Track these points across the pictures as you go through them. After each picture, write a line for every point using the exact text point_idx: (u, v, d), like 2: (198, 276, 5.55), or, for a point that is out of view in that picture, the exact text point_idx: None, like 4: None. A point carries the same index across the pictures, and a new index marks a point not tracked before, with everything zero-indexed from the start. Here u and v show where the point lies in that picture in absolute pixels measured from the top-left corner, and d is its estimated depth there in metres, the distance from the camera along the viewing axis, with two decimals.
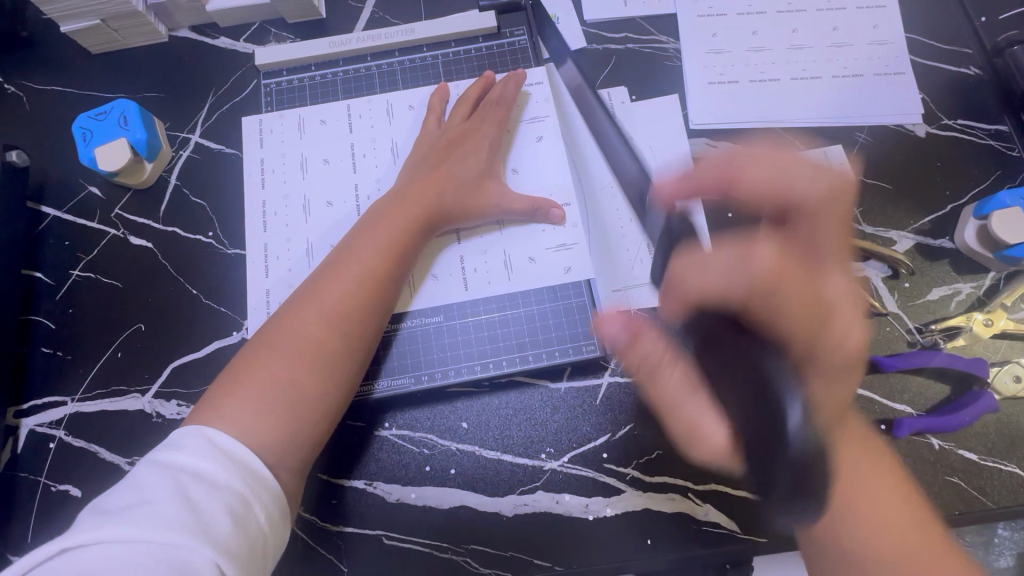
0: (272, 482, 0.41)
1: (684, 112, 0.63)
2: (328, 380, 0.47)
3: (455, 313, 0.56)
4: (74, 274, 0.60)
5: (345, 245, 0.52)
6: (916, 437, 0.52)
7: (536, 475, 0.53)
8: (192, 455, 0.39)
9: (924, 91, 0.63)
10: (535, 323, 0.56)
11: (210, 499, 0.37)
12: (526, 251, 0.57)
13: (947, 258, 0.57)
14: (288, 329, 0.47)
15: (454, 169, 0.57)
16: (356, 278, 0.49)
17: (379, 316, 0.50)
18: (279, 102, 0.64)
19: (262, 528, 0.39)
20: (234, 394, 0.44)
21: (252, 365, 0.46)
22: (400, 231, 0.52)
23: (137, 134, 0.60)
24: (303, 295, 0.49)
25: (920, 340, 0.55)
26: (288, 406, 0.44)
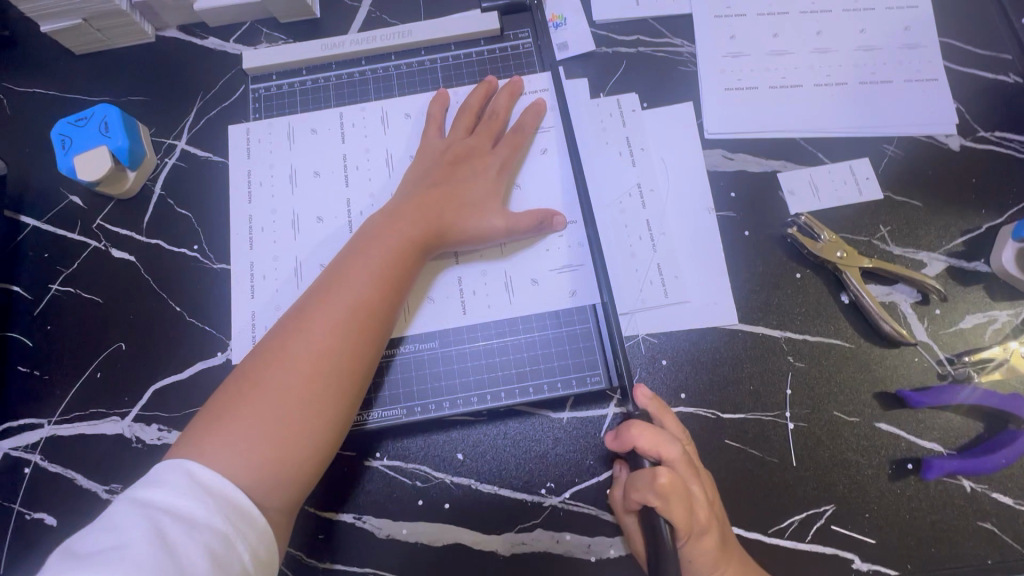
0: (259, 518, 0.39)
1: (699, 121, 0.59)
2: (317, 417, 0.43)
3: (453, 338, 0.53)
4: (53, 288, 0.58)
5: (337, 267, 0.49)
6: (946, 478, 0.48)
7: (535, 512, 0.50)
8: (171, 492, 0.37)
9: (959, 100, 0.58)
10: (539, 350, 0.52)
11: (189, 540, 0.35)
12: (529, 272, 0.54)
13: (982, 283, 0.53)
14: (275, 362, 0.44)
15: (456, 185, 0.53)
16: (347, 305, 0.46)
17: (376, 345, 0.47)
18: (269, 108, 0.61)
19: (245, 568, 0.37)
20: (219, 432, 0.41)
21: (236, 400, 0.42)
22: (395, 253, 0.49)
23: (118, 142, 0.57)
24: (290, 324, 0.46)
25: (951, 373, 0.50)
26: (277, 444, 0.41)
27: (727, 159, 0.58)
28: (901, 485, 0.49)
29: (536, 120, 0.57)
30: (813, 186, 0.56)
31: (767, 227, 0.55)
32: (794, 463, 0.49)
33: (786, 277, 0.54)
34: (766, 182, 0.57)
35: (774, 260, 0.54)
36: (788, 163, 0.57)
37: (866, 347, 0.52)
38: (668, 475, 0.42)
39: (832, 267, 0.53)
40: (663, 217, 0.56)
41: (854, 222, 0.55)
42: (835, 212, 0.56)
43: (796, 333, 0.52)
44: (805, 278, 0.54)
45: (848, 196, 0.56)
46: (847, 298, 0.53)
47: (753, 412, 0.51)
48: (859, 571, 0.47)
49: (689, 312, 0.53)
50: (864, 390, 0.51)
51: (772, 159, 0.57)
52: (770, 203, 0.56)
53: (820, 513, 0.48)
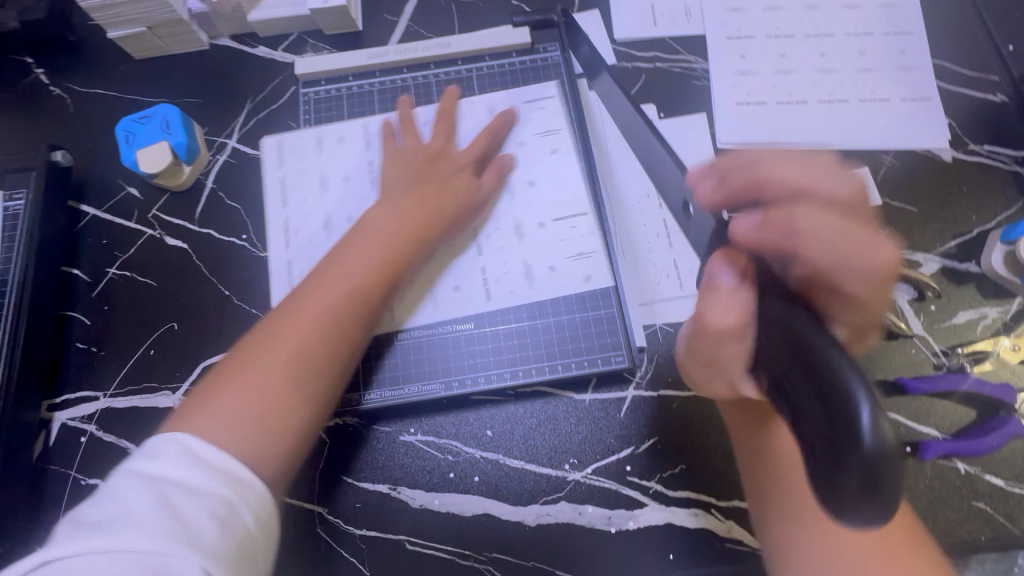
0: (260, 488, 0.41)
1: (712, 130, 0.64)
2: (303, 396, 0.46)
3: (479, 321, 0.57)
4: (110, 272, 0.62)
5: (329, 260, 0.52)
6: (941, 460, 0.52)
7: (559, 485, 0.53)
8: (167, 464, 0.39)
9: (951, 117, 0.63)
10: (564, 330, 0.57)
11: (193, 506, 0.37)
12: (548, 261, 0.58)
13: (973, 282, 0.58)
14: (264, 344, 0.47)
15: (442, 182, 0.57)
16: (336, 295, 0.49)
17: (361, 333, 0.51)
18: (317, 111, 0.66)
19: (248, 529, 0.39)
20: (219, 396, 0.44)
21: (235, 368, 0.46)
22: (394, 239, 0.53)
23: (178, 138, 0.62)
24: (281, 311, 0.49)
25: (946, 363, 0.55)
26: (275, 407, 0.45)
27: None
28: None
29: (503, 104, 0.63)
30: None
31: None
32: None
33: None
34: None
35: None
36: None
37: None
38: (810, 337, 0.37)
39: None
40: None
41: None
42: None
43: None
44: None
45: None
46: None
47: None
48: None
49: None
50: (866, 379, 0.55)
51: None
52: None
53: None
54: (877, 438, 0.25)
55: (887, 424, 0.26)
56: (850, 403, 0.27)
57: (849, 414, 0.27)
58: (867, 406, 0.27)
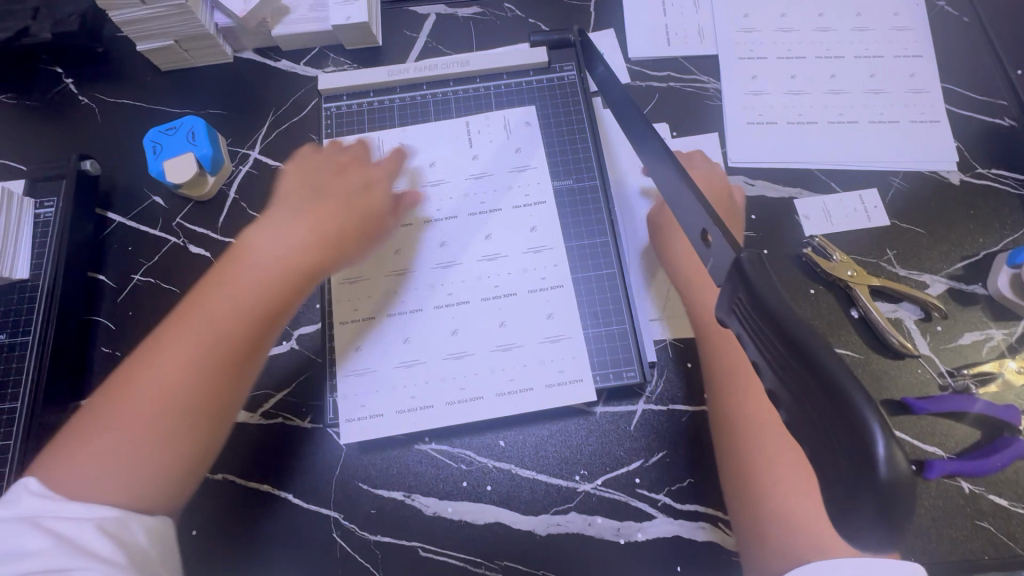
0: (147, 507, 0.43)
1: (723, 149, 0.65)
2: (183, 446, 0.45)
3: (409, 358, 0.58)
4: (135, 278, 0.64)
5: (190, 297, 0.50)
6: (946, 479, 0.53)
7: (569, 496, 0.54)
8: (27, 497, 0.40)
9: (960, 140, 0.65)
10: (499, 369, 0.57)
11: (87, 529, 0.38)
12: (480, 293, 0.59)
13: (979, 303, 0.59)
14: (122, 392, 0.45)
15: (325, 215, 0.55)
16: (190, 340, 0.47)
17: (236, 380, 0.49)
18: (338, 126, 0.67)
19: (138, 541, 0.41)
20: (99, 428, 0.44)
21: (110, 398, 0.45)
22: (267, 279, 0.51)
23: (203, 151, 0.63)
24: (141, 353, 0.47)
25: (952, 384, 0.56)
26: (146, 440, 0.44)
27: (748, 184, 0.64)
28: None
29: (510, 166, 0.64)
30: (826, 211, 0.62)
31: (783, 246, 0.61)
32: None
33: (801, 292, 0.60)
34: (783, 207, 0.63)
35: (790, 276, 0.60)
36: (804, 190, 0.63)
37: (874, 358, 0.57)
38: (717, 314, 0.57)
39: (843, 285, 0.59)
40: None
41: (863, 245, 0.61)
42: (845, 235, 0.62)
43: None
44: (818, 293, 0.59)
45: (858, 222, 0.62)
46: (856, 312, 0.58)
47: None
48: None
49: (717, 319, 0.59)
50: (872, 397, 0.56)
51: (789, 186, 0.64)
52: (787, 225, 0.62)
53: None
54: (895, 470, 0.21)
55: (903, 456, 0.22)
56: (858, 425, 0.22)
57: (865, 444, 0.22)
58: (880, 431, 0.22)
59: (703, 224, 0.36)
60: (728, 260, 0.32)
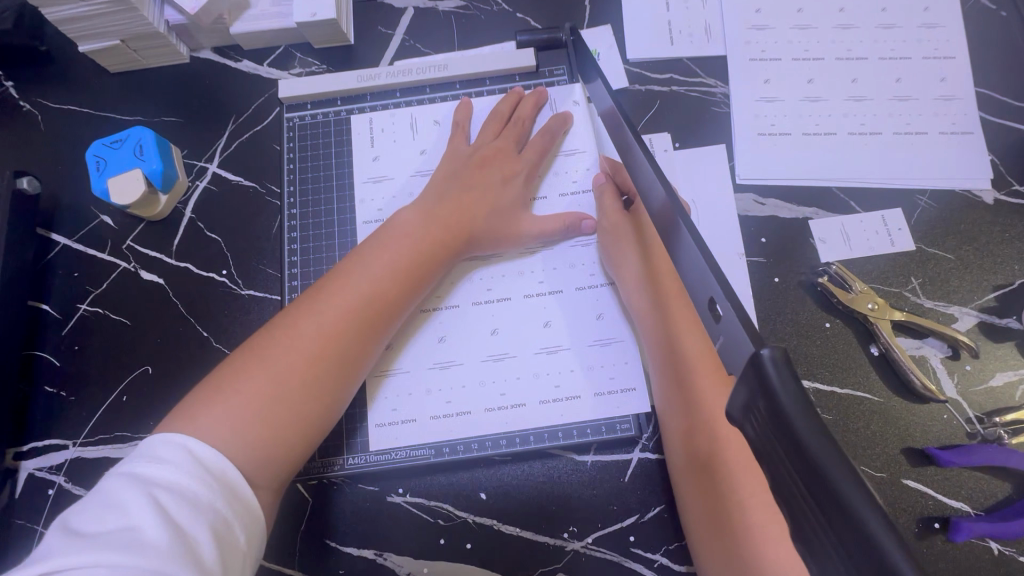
0: (254, 503, 0.39)
1: (731, 164, 0.59)
2: (314, 403, 0.44)
3: (445, 359, 0.52)
4: (82, 308, 0.58)
5: (356, 254, 0.49)
6: (973, 540, 0.48)
7: (556, 555, 0.49)
8: (171, 470, 0.37)
9: (995, 153, 0.58)
10: (540, 374, 0.52)
11: (194, 521, 0.35)
12: (523, 289, 0.54)
13: (1014, 340, 0.53)
14: (284, 341, 0.44)
15: (486, 189, 0.53)
16: (362, 296, 0.46)
17: (373, 337, 0.47)
18: (302, 138, 0.61)
19: (240, 550, 0.37)
20: (216, 406, 0.41)
21: (231, 376, 0.43)
22: (419, 239, 0.49)
23: (153, 166, 0.57)
24: (302, 305, 0.46)
25: (980, 432, 0.50)
26: (266, 428, 0.41)
27: (758, 203, 0.58)
28: (927, 544, 0.48)
29: (562, 128, 0.57)
30: (845, 234, 0.56)
31: (796, 273, 0.55)
32: None
33: (815, 326, 0.54)
34: (797, 229, 0.57)
35: (804, 308, 0.54)
36: (820, 210, 0.57)
37: (895, 402, 0.52)
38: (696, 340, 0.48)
39: (863, 319, 0.53)
40: None
41: (885, 272, 0.55)
42: (865, 262, 0.55)
43: (826, 384, 0.52)
44: (834, 328, 0.54)
45: (881, 246, 0.56)
46: (877, 349, 0.53)
47: None
48: None
49: None
50: (892, 446, 0.50)
51: (803, 205, 0.57)
52: (801, 249, 0.56)
53: None
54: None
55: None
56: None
57: None
58: None
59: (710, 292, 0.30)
60: (744, 353, 0.27)
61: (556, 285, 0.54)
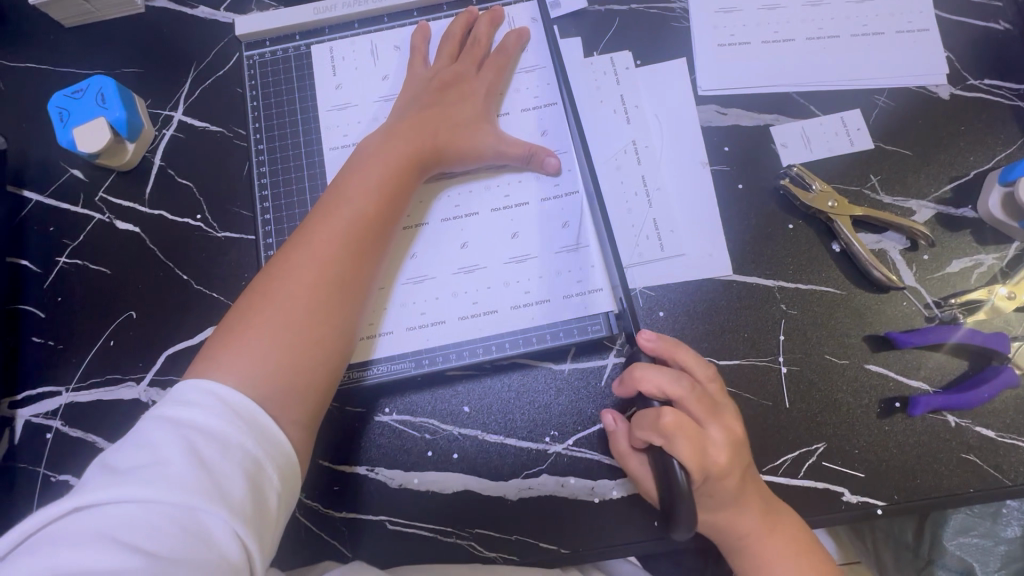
0: (282, 441, 0.40)
1: (692, 77, 0.59)
2: (325, 325, 0.45)
3: (418, 274, 0.54)
4: (61, 261, 0.58)
5: (333, 188, 0.50)
6: (931, 415, 0.51)
7: (540, 458, 0.52)
8: (201, 413, 0.38)
9: (950, 49, 0.59)
10: (509, 283, 0.53)
11: (223, 459, 0.37)
12: (489, 204, 0.55)
13: (970, 227, 0.55)
14: (281, 276, 0.45)
15: (446, 107, 0.53)
16: (345, 223, 0.47)
17: (368, 262, 0.48)
18: (262, 77, 0.60)
19: (273, 487, 0.39)
20: (230, 344, 0.43)
21: (240, 318, 0.44)
22: (390, 161, 0.50)
23: (116, 114, 0.57)
24: (292, 243, 0.47)
25: (938, 315, 0.52)
26: (285, 355, 0.43)
27: (720, 113, 0.58)
28: (888, 422, 0.51)
29: (519, 43, 0.57)
30: (805, 137, 0.57)
31: (759, 180, 0.56)
32: (788, 405, 0.52)
33: (778, 228, 0.55)
34: (758, 134, 0.57)
35: (767, 211, 0.56)
36: (781, 116, 0.58)
37: (856, 293, 0.54)
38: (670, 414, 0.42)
39: (823, 217, 0.54)
40: (658, 171, 0.57)
41: (844, 172, 0.56)
42: (826, 163, 0.57)
43: (789, 281, 0.54)
44: (797, 228, 0.55)
45: (840, 147, 0.57)
46: (838, 246, 0.54)
47: (749, 357, 0.53)
48: (848, 503, 0.50)
49: (684, 265, 0.55)
50: (854, 334, 0.53)
51: (765, 113, 0.58)
52: (762, 155, 0.57)
53: (811, 451, 0.51)
54: None
55: None
56: None
57: None
58: None
59: None
60: None
61: (521, 198, 0.55)
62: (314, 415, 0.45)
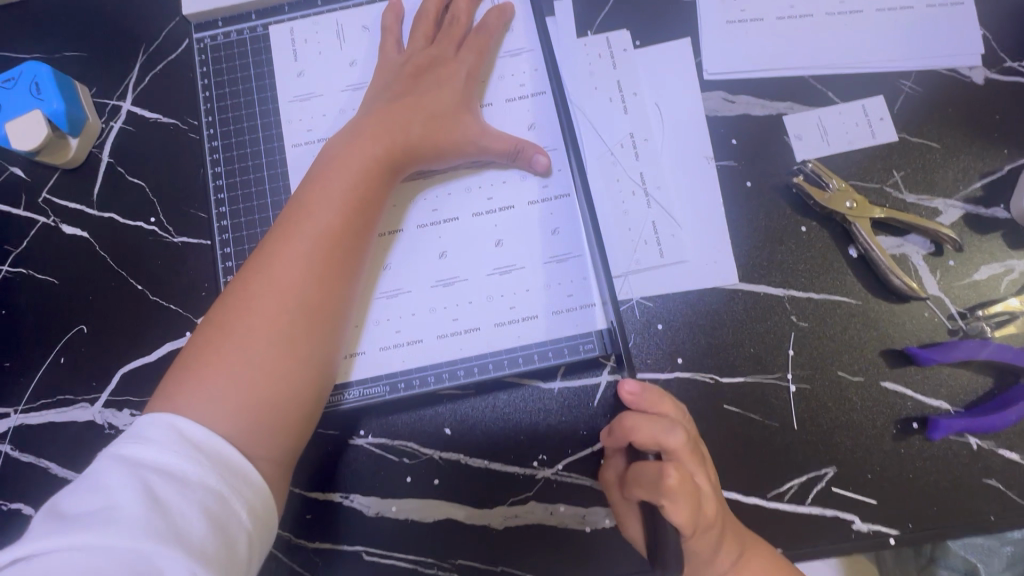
0: (253, 475, 0.36)
1: (697, 59, 0.53)
2: (293, 356, 0.40)
3: (393, 287, 0.49)
4: (4, 270, 0.53)
5: (297, 195, 0.45)
6: (952, 436, 0.47)
7: (527, 484, 0.48)
8: (159, 449, 0.34)
9: (986, 26, 0.52)
10: (494, 295, 0.48)
11: (182, 501, 0.33)
12: (471, 206, 0.49)
13: (1001, 230, 0.50)
14: (240, 302, 0.40)
15: (420, 96, 0.47)
16: (310, 236, 0.42)
17: (340, 279, 0.43)
18: (217, 62, 0.54)
19: (243, 526, 0.35)
20: (184, 384, 0.38)
21: (196, 353, 0.39)
22: (357, 165, 0.45)
23: (54, 105, 0.51)
24: (253, 262, 0.42)
25: (963, 327, 0.48)
26: (248, 393, 0.38)
27: (728, 101, 0.52)
28: (904, 444, 0.47)
29: (503, 21, 0.51)
30: (822, 128, 0.51)
31: (770, 177, 0.51)
32: (796, 426, 0.48)
33: (790, 231, 0.50)
34: (770, 125, 0.52)
35: (777, 212, 0.50)
36: (795, 104, 0.52)
37: (874, 302, 0.49)
38: (675, 472, 0.38)
39: (839, 219, 0.49)
40: (658, 168, 0.51)
41: (864, 167, 0.51)
42: (844, 157, 0.51)
43: (800, 290, 0.49)
44: (811, 231, 0.50)
45: (860, 139, 0.51)
46: (856, 251, 0.49)
47: (754, 374, 0.48)
48: (859, 532, 0.46)
49: (685, 274, 0.50)
50: (870, 350, 0.48)
51: (778, 100, 0.52)
52: (774, 149, 0.51)
53: (821, 476, 0.47)
54: None
55: None
56: None
57: None
58: None
59: None
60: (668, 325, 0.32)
61: (506, 200, 0.49)
62: (288, 453, 0.40)
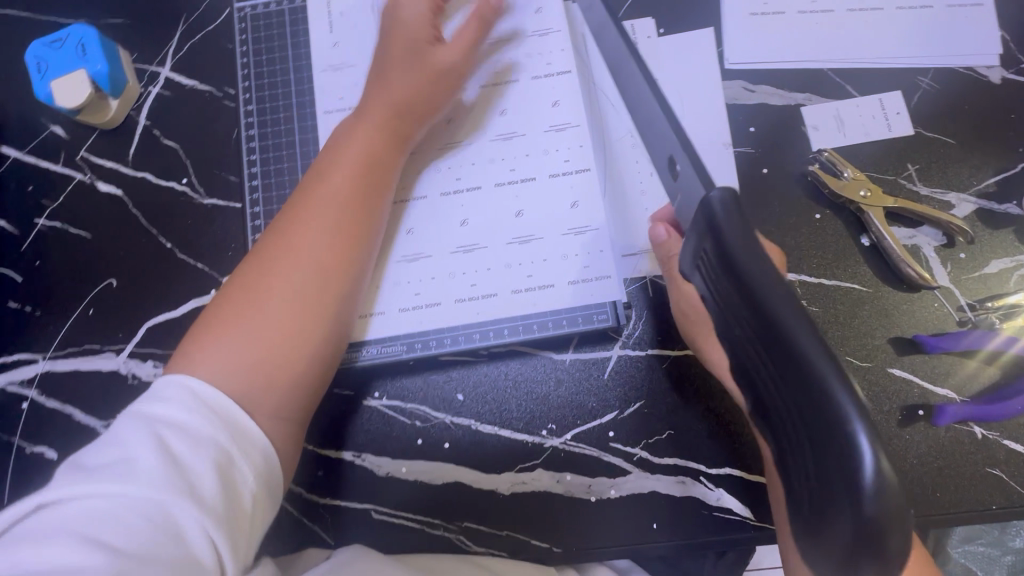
0: (260, 437, 0.38)
1: (720, 48, 0.54)
2: (306, 316, 0.42)
3: (414, 251, 0.50)
4: (40, 223, 0.55)
5: (314, 169, 0.47)
6: (956, 424, 0.47)
7: (535, 452, 0.49)
8: (174, 407, 0.36)
9: (1005, 28, 0.53)
10: (512, 263, 0.50)
11: (194, 456, 0.34)
12: (493, 177, 0.51)
13: (1012, 226, 0.50)
14: (256, 267, 0.42)
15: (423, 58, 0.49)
16: (326, 205, 0.44)
17: (352, 247, 0.44)
18: (255, 32, 0.56)
19: (250, 485, 0.36)
20: (197, 352, 0.39)
21: (213, 314, 0.41)
22: (374, 137, 0.47)
23: (99, 67, 0.54)
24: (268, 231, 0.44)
25: (971, 318, 0.49)
26: (263, 348, 0.40)
27: (747, 90, 0.53)
28: (909, 430, 0.48)
29: None
30: (838, 120, 0.53)
31: (786, 164, 0.52)
32: None
33: (804, 217, 0.51)
34: (788, 115, 0.53)
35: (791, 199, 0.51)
36: (814, 96, 0.53)
37: (884, 291, 0.50)
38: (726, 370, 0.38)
39: (853, 208, 0.50)
40: None
41: (879, 159, 0.52)
42: (860, 148, 0.52)
43: (811, 275, 0.50)
44: (824, 220, 0.51)
45: (876, 131, 0.52)
46: (868, 240, 0.50)
47: None
48: None
49: None
50: (878, 337, 0.49)
51: (797, 91, 0.53)
52: (791, 138, 0.53)
53: None
54: (883, 503, 0.21)
55: (892, 471, 0.21)
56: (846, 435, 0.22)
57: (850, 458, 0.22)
58: (870, 441, 0.22)
59: (671, 147, 0.35)
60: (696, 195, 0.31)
61: (528, 172, 0.51)
62: (301, 406, 0.42)
